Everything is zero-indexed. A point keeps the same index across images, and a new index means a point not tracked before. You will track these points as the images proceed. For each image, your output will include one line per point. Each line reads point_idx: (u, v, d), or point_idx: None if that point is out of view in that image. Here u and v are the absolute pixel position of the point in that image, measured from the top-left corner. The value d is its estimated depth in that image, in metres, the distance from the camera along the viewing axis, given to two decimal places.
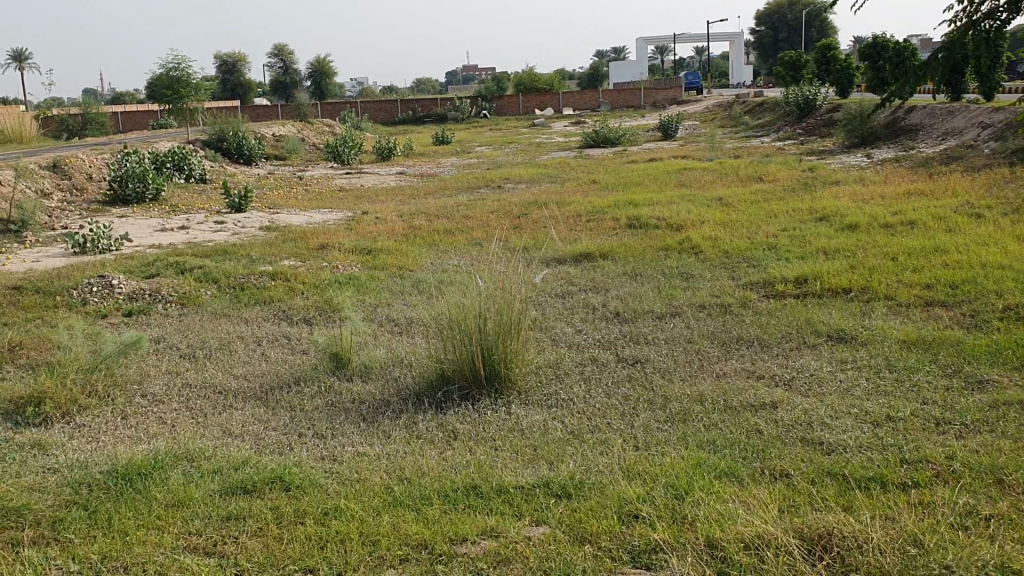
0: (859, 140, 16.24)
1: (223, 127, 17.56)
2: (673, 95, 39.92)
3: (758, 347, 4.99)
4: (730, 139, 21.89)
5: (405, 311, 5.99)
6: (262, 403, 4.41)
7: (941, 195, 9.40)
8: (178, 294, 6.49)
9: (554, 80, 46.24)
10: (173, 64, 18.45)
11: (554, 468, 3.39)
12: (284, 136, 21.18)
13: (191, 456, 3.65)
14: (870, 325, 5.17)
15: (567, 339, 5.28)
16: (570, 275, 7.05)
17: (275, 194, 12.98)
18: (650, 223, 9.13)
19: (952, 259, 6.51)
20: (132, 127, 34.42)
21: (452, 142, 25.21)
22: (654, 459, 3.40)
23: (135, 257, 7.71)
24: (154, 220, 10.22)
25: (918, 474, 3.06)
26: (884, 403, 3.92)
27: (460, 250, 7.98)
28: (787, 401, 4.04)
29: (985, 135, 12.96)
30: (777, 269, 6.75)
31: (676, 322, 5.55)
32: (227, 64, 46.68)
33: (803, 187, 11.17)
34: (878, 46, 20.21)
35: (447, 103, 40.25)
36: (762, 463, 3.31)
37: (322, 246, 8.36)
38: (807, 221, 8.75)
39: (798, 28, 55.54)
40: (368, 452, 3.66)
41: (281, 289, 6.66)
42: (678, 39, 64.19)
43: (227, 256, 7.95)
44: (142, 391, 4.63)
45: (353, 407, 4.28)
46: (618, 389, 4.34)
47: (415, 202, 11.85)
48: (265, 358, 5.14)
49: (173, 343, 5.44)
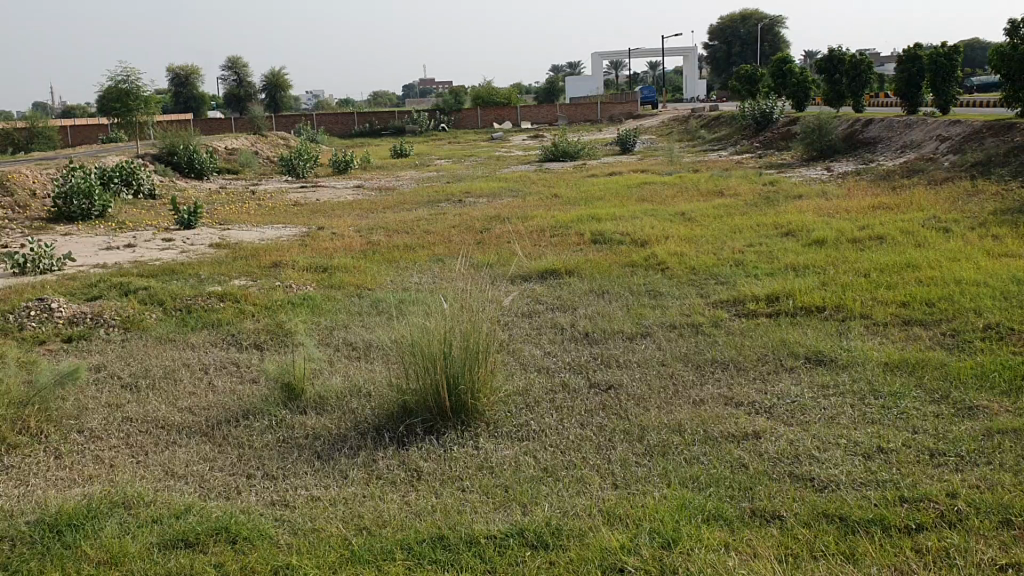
0: (817, 152, 16.23)
1: (173, 141, 17.09)
2: (630, 108, 40.06)
3: (734, 370, 4.76)
4: (689, 152, 21.88)
5: (364, 334, 5.69)
6: (209, 440, 4.08)
7: (906, 209, 9.31)
8: (122, 317, 6.12)
9: (511, 94, 46.14)
10: (122, 76, 17.94)
11: (528, 512, 3.12)
12: (237, 149, 20.73)
13: (128, 503, 3.32)
14: (849, 346, 4.98)
15: (534, 363, 5.02)
16: (536, 293, 6.81)
17: (227, 210, 12.58)
18: (615, 238, 8.92)
19: (925, 275, 6.37)
20: (81, 141, 33.70)
21: (410, 154, 24.92)
22: (634, 500, 3.15)
23: (79, 277, 7.34)
24: (100, 238, 9.79)
25: (921, 515, 2.85)
26: (874, 432, 3.70)
27: (421, 267, 7.70)
28: (771, 431, 3.80)
29: (944, 148, 13.01)
30: (748, 286, 6.55)
31: (647, 344, 5.31)
32: (180, 77, 45.87)
33: (766, 201, 11.07)
34: (834, 59, 20.34)
35: (404, 116, 39.94)
36: (751, 503, 3.07)
37: (276, 263, 8.03)
38: (774, 236, 8.61)
39: (752, 42, 56.20)
40: (323, 496, 3.36)
41: (231, 311, 6.32)
42: (635, 52, 64.48)
43: (174, 276, 7.58)
44: (78, 426, 4.26)
45: (307, 444, 3.97)
46: (593, 419, 4.09)
47: (373, 217, 11.54)
48: (213, 388, 4.80)
49: (114, 372, 5.08)
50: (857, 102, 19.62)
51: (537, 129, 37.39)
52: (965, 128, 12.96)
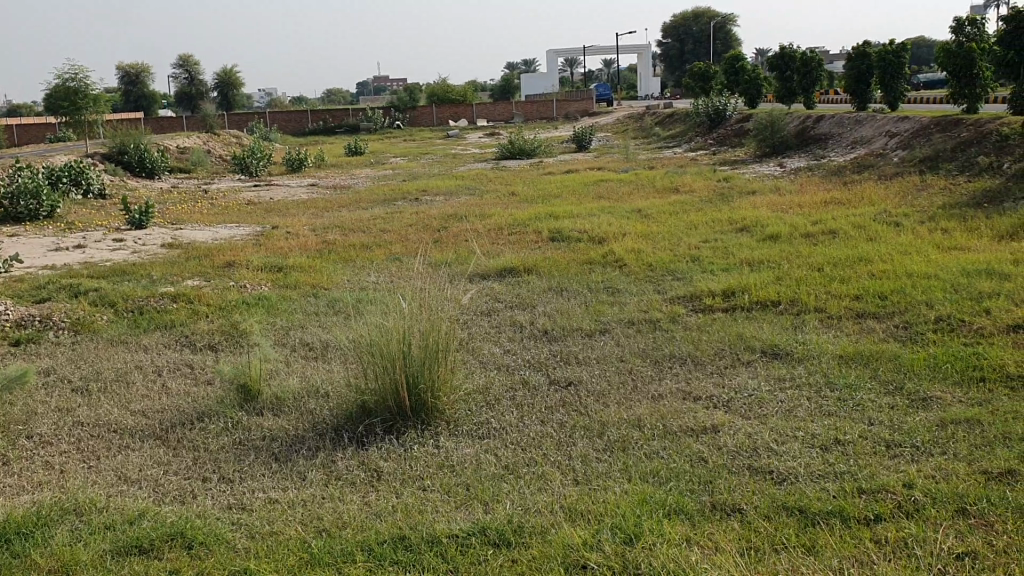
0: (770, 149, 16.41)
1: (123, 140, 16.78)
2: (585, 105, 40.19)
3: (692, 364, 4.79)
4: (644, 149, 22.00)
5: (320, 333, 5.63)
6: (163, 443, 4.00)
7: (858, 204, 9.44)
8: (71, 320, 5.98)
9: (466, 91, 46.05)
10: (69, 74, 17.57)
11: (489, 510, 3.10)
12: (188, 148, 20.43)
13: (79, 509, 3.24)
14: (805, 339, 5.03)
15: (493, 361, 5.00)
16: (494, 291, 6.79)
17: (179, 209, 12.38)
18: (572, 235, 8.94)
19: (877, 268, 6.46)
20: (27, 141, 33.00)
21: (365, 152, 24.75)
22: (596, 496, 3.14)
23: (27, 279, 7.17)
24: (48, 239, 9.57)
25: (879, 506, 2.88)
26: (830, 424, 3.74)
27: (378, 266, 7.63)
28: (729, 425, 3.83)
29: (893, 144, 13.22)
30: (704, 282, 6.60)
31: (606, 340, 5.31)
32: (129, 75, 45.11)
33: (720, 197, 11.16)
34: (785, 57, 20.56)
35: (358, 114, 39.67)
36: (711, 497, 3.08)
37: (230, 264, 7.91)
38: (729, 232, 8.67)
39: (705, 40, 56.74)
40: (281, 499, 3.31)
41: (184, 312, 6.21)
42: (589, 50, 64.72)
43: (126, 277, 7.44)
44: (26, 431, 4.15)
45: (265, 446, 3.91)
46: (553, 416, 4.08)
47: (328, 215, 11.43)
48: (166, 391, 4.71)
49: (64, 375, 4.96)
50: (808, 99, 19.87)
51: (492, 126, 37.39)
52: (914, 124, 13.18)
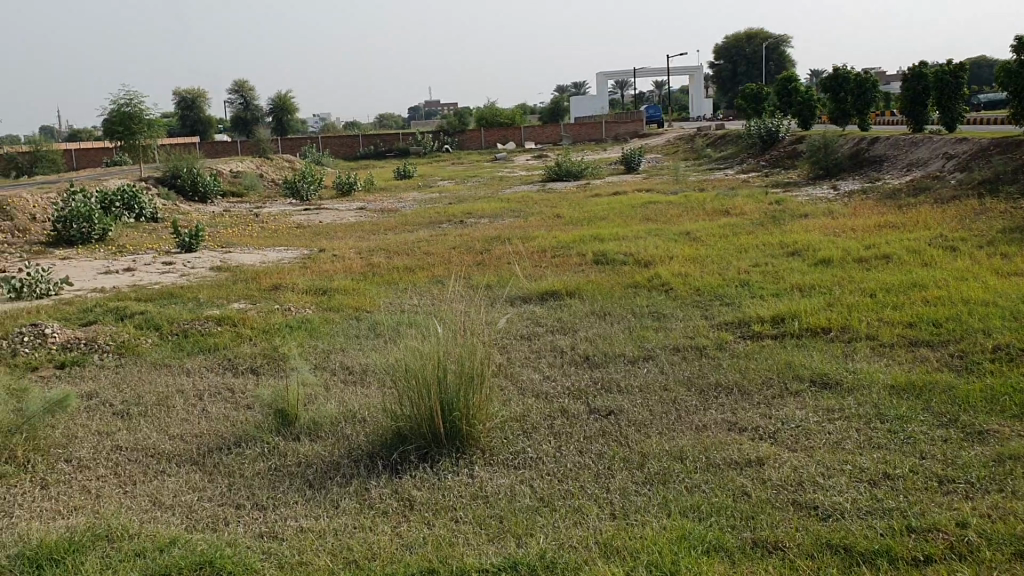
0: (823, 171, 16.14)
1: (177, 164, 17.09)
2: (635, 127, 40.07)
3: (738, 394, 4.66)
4: (694, 171, 21.82)
5: (360, 358, 5.60)
6: (200, 468, 3.99)
7: (913, 228, 9.20)
8: (116, 343, 6.04)
9: (516, 114, 46.25)
10: (125, 100, 17.97)
11: (522, 544, 3.03)
12: (241, 172, 20.76)
13: (112, 535, 3.22)
14: (855, 368, 4.87)
15: (532, 387, 4.92)
16: (536, 314, 6.71)
17: (229, 232, 12.53)
18: (618, 258, 8.84)
19: (932, 294, 6.27)
20: (86, 165, 33.87)
21: (414, 175, 24.93)
22: (632, 531, 3.04)
23: (76, 301, 7.28)
24: (99, 261, 9.75)
25: (929, 546, 2.75)
26: (880, 458, 3.60)
27: (420, 289, 7.61)
28: (774, 457, 3.70)
29: (950, 166, 12.90)
30: (752, 307, 6.46)
31: (649, 367, 5.20)
32: (186, 100, 46.11)
33: (771, 220, 10.98)
34: (838, 78, 20.28)
35: (408, 137, 40.05)
36: (753, 533, 2.97)
37: (275, 286, 7.96)
38: (779, 256, 8.50)
39: (757, 61, 56.36)
40: (313, 527, 3.27)
41: (227, 335, 6.24)
42: (640, 73, 64.64)
43: (173, 299, 7.52)
44: (66, 455, 4.17)
45: (299, 472, 3.88)
46: (592, 446, 3.98)
47: (374, 238, 11.48)
48: (206, 415, 4.71)
49: (107, 399, 4.99)
50: (862, 120, 19.55)
51: (541, 149, 37.47)
52: (972, 145, 12.87)
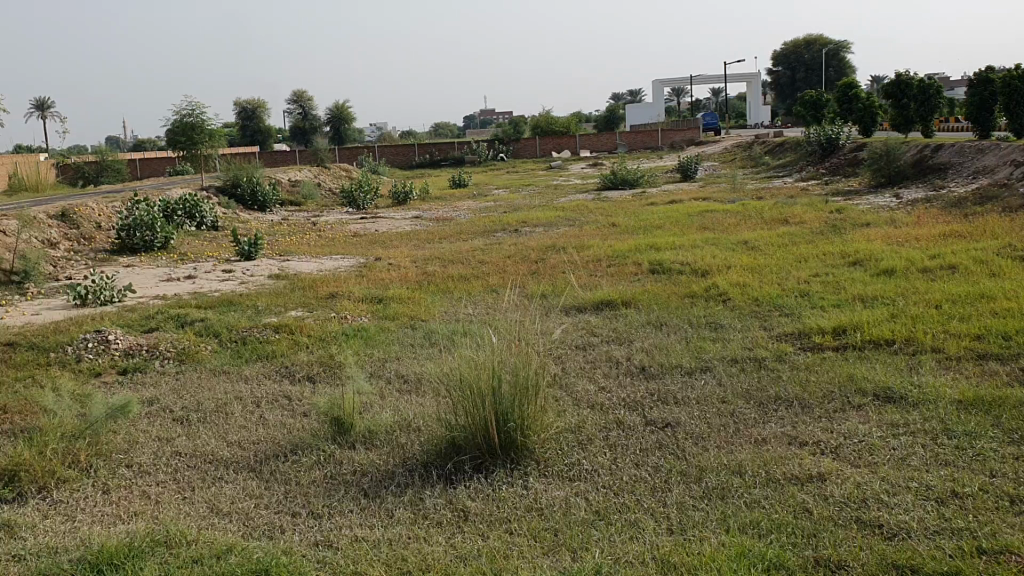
0: (885, 179, 15.83)
1: (237, 173, 17.38)
2: (691, 135, 39.75)
3: (798, 407, 4.56)
4: (751, 179, 21.54)
5: (416, 366, 5.61)
6: (256, 476, 4.02)
7: (980, 237, 8.96)
8: (177, 349, 6.14)
9: (571, 123, 46.22)
10: (187, 110, 18.34)
11: (578, 558, 2.99)
12: (299, 181, 21.05)
13: (170, 542, 3.24)
14: (920, 381, 4.73)
15: (588, 398, 4.88)
16: (591, 324, 6.67)
17: (287, 241, 12.70)
18: (674, 267, 8.75)
19: (1001, 306, 6.09)
20: (149, 174, 34.68)
21: (469, 184, 25.02)
22: (690, 547, 2.98)
23: (139, 308, 7.43)
24: (161, 269, 9.94)
25: (1001, 569, 2.66)
26: (948, 475, 3.48)
27: (475, 298, 7.63)
28: (837, 473, 3.61)
29: (1018, 173, 12.54)
30: (813, 318, 6.33)
31: (707, 379, 5.12)
32: (246, 110, 46.97)
33: (831, 229, 10.78)
34: (901, 84, 19.88)
35: (463, 147, 40.27)
36: (815, 552, 2.90)
37: (332, 294, 8.03)
38: (840, 266, 8.33)
39: (817, 68, 55.57)
40: (368, 537, 3.27)
41: (285, 343, 6.30)
42: (696, 80, 64.16)
43: (232, 306, 7.64)
44: (127, 460, 4.23)
45: (355, 481, 3.88)
46: (648, 459, 3.93)
47: (429, 247, 11.53)
48: (263, 422, 4.75)
49: (167, 406, 5.06)
50: (926, 127, 19.13)
51: (596, 157, 37.39)
52: None
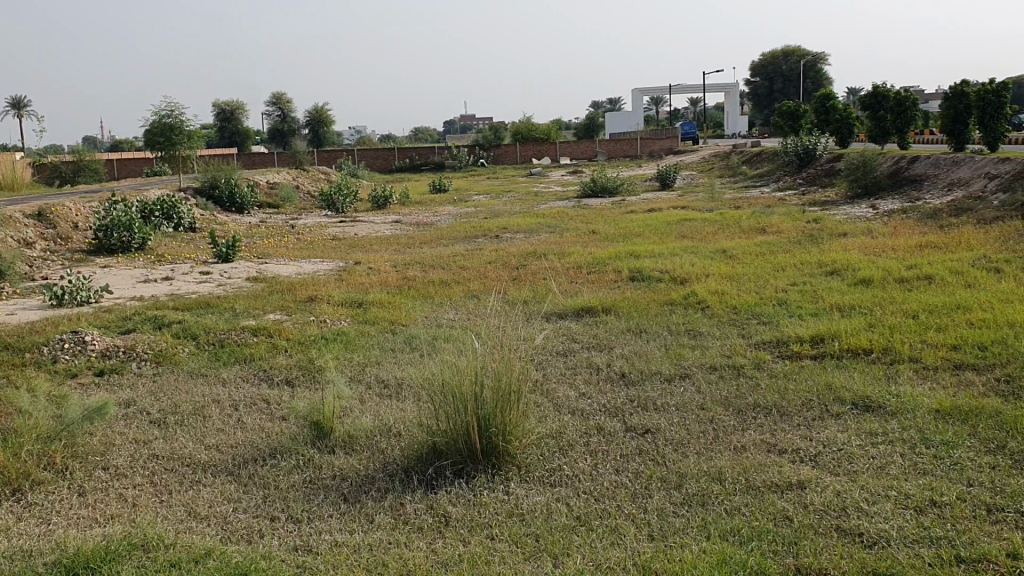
0: (862, 190, 15.95)
1: (215, 174, 17.27)
2: (670, 144, 39.95)
3: (777, 415, 4.58)
4: (730, 188, 21.66)
5: (397, 371, 5.59)
6: (234, 479, 3.99)
7: (955, 248, 9.05)
8: (154, 352, 6.08)
9: (551, 130, 46.30)
10: (166, 110, 18.21)
11: (558, 564, 2.99)
12: (277, 183, 20.97)
13: (147, 545, 3.20)
14: (898, 391, 4.77)
15: (569, 404, 4.88)
16: (571, 330, 6.69)
17: (266, 243, 12.63)
18: (653, 275, 8.78)
19: (976, 317, 6.15)
20: (126, 174, 34.42)
21: (449, 189, 25.00)
22: (672, 554, 2.99)
23: (116, 309, 7.37)
24: (138, 270, 9.85)
25: None
26: (926, 484, 3.51)
27: (455, 303, 7.63)
28: (816, 481, 3.62)
29: (993, 186, 12.68)
30: (791, 327, 6.36)
31: (686, 386, 5.14)
32: (225, 112, 46.75)
33: (809, 238, 10.87)
34: (878, 96, 20.07)
35: (443, 151, 40.28)
36: (796, 559, 2.91)
37: (310, 298, 7.99)
38: (819, 275, 8.38)
39: (795, 79, 56.08)
40: (348, 542, 3.25)
41: (264, 346, 6.26)
42: (675, 88, 64.52)
43: (210, 309, 7.57)
44: (103, 463, 4.19)
45: (334, 485, 3.86)
46: (628, 465, 3.94)
47: (410, 252, 11.51)
48: (241, 426, 4.71)
49: (143, 408, 5.01)
50: (902, 139, 19.31)
51: (577, 165, 37.49)
52: (1016, 165, 12.63)
